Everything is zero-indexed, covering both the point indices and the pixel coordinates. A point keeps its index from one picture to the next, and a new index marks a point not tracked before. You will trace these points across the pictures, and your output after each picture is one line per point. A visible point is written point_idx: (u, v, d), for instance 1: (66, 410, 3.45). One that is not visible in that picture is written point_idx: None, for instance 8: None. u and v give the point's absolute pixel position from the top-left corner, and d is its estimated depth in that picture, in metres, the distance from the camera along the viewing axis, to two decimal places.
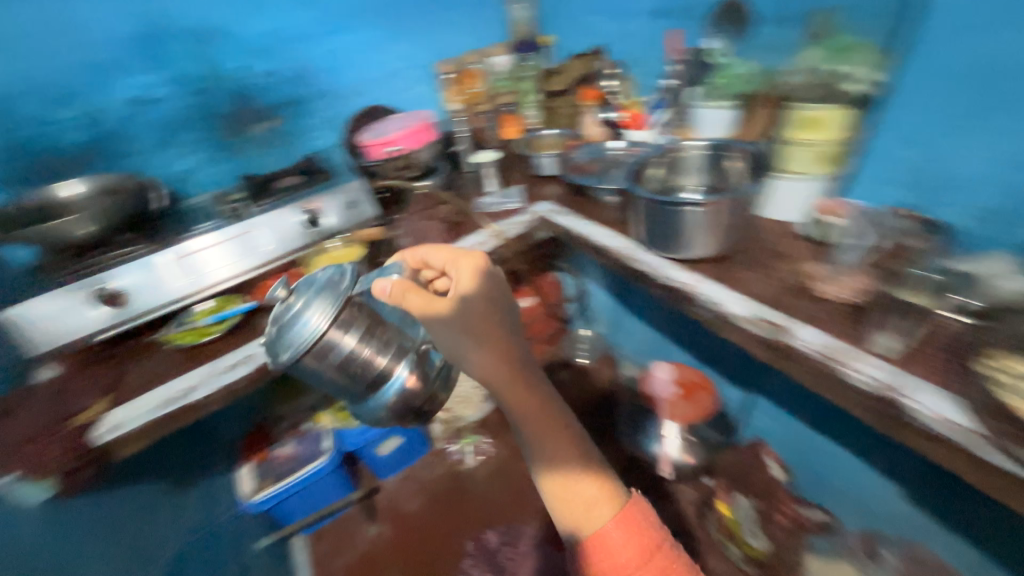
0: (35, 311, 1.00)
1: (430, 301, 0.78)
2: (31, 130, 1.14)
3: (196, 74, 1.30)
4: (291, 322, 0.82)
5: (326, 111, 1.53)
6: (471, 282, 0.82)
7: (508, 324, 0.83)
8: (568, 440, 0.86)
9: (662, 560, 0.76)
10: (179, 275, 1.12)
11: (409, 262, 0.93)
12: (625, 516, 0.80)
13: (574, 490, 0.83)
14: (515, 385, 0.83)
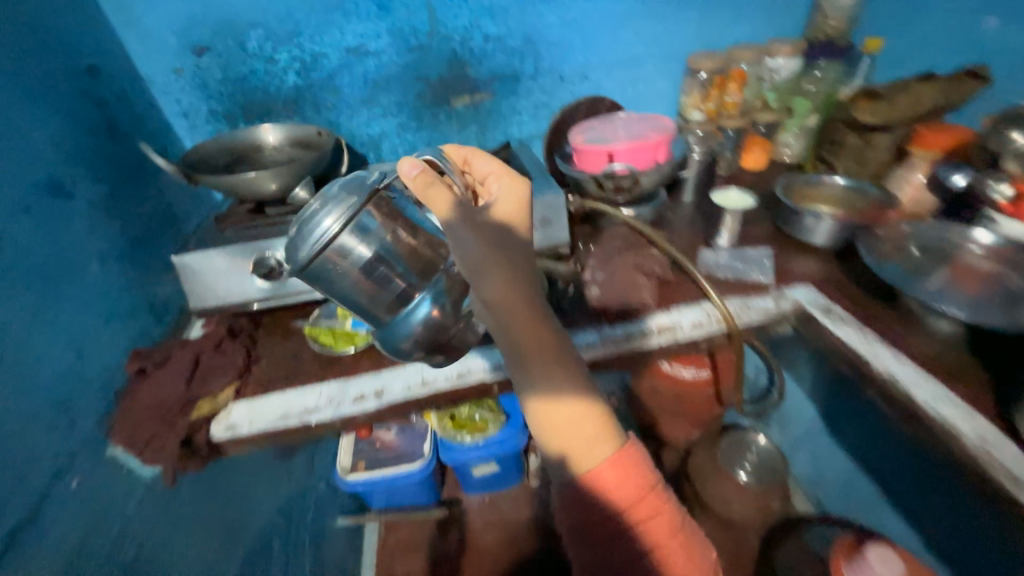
0: (201, 266, 0.91)
1: (441, 198, 0.62)
2: (250, 67, 1.06)
3: (418, 29, 1.10)
4: (308, 223, 0.66)
5: (540, 96, 1.26)
6: (512, 208, 0.65)
7: (523, 243, 0.64)
8: (557, 344, 0.62)
9: (658, 509, 0.60)
10: None
11: (449, 154, 0.76)
12: (622, 465, 0.60)
13: (542, 338, 0.61)
14: (512, 300, 0.60)
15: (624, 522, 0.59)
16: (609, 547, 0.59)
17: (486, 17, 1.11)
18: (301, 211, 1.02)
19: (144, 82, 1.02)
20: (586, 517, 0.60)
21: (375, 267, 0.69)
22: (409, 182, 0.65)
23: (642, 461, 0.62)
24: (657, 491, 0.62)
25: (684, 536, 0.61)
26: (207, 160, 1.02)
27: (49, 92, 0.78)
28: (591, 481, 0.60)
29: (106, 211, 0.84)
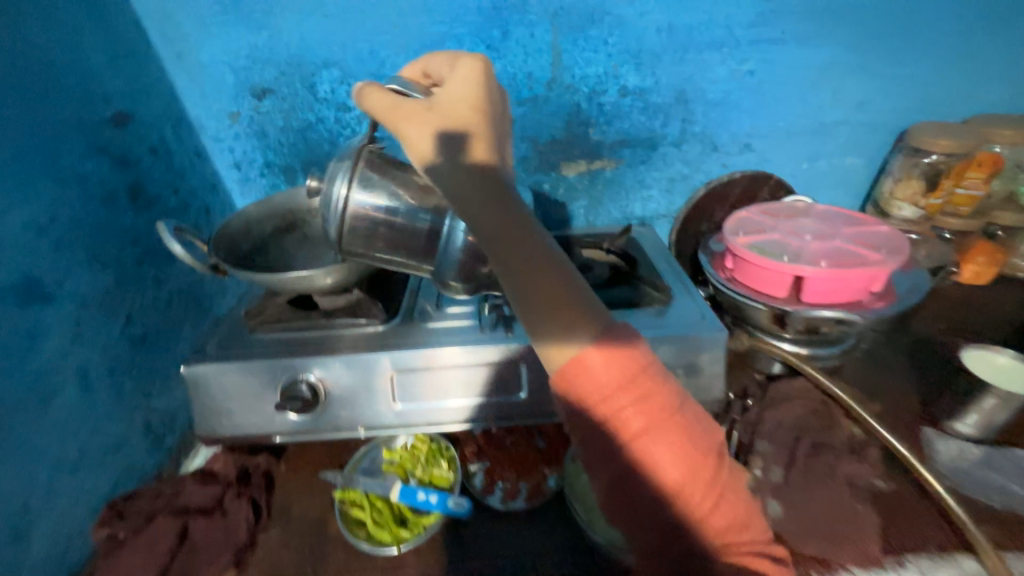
0: (215, 383, 0.68)
1: (417, 132, 0.51)
2: (317, 115, 0.83)
3: (536, 78, 0.82)
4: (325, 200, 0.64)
5: (680, 167, 0.94)
6: (465, 87, 0.49)
7: (505, 131, 0.52)
8: (538, 245, 0.44)
9: (654, 395, 0.40)
10: (398, 395, 0.69)
11: (406, 77, 0.60)
12: (603, 338, 0.41)
13: (520, 262, 0.44)
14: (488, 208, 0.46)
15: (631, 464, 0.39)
16: (610, 458, 0.40)
17: (630, 65, 0.81)
18: (354, 310, 0.76)
19: (192, 128, 0.82)
20: (591, 443, 0.41)
21: (395, 214, 0.63)
22: (378, 117, 0.54)
23: (621, 335, 0.41)
24: (679, 415, 0.40)
25: (704, 445, 0.40)
26: (252, 231, 0.81)
27: (46, 155, 0.57)
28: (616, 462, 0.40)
29: (105, 309, 0.63)
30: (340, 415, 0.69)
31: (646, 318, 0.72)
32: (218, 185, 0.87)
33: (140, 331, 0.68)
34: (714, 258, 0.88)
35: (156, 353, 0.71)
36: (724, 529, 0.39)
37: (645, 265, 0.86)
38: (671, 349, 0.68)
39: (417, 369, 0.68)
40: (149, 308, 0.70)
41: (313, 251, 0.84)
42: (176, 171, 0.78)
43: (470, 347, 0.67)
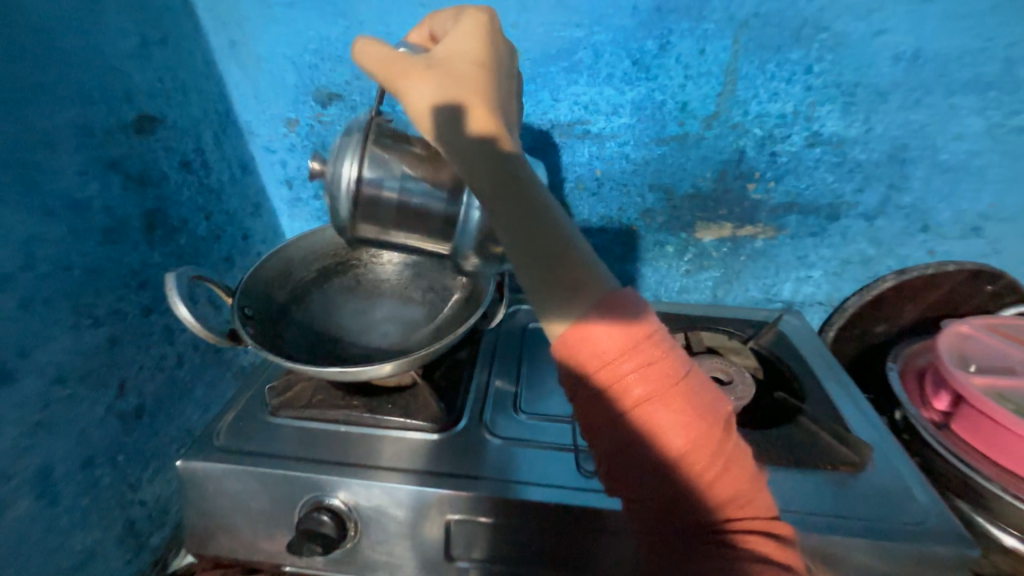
0: (216, 486, 0.51)
1: (419, 92, 0.36)
2: None
3: (692, 111, 0.60)
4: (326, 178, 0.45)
5: (864, 247, 0.68)
6: (468, 32, 0.38)
7: (514, 99, 0.41)
8: (540, 207, 0.34)
9: (660, 358, 0.32)
10: (450, 546, 0.49)
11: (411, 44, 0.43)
12: (614, 302, 0.32)
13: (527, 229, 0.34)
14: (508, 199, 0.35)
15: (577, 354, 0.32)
16: (603, 431, 0.33)
17: (833, 104, 0.58)
18: (405, 402, 0.57)
19: (241, 134, 0.66)
20: (588, 411, 0.33)
21: (409, 198, 0.44)
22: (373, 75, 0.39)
23: (632, 302, 0.32)
24: (689, 384, 0.32)
25: (708, 414, 0.32)
26: (291, 274, 0.64)
27: (32, 174, 0.41)
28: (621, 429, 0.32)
29: (91, 381, 0.47)
30: (366, 560, 0.50)
31: (827, 492, 0.48)
32: (263, 205, 0.71)
33: (135, 404, 0.52)
34: (908, 382, 0.62)
35: (153, 429, 0.54)
36: (745, 521, 0.32)
37: (807, 385, 0.61)
38: (873, 560, 0.44)
39: (483, 520, 0.48)
40: (152, 370, 0.54)
41: (362, 306, 0.66)
42: (212, 188, 0.61)
43: (564, 505, 0.47)
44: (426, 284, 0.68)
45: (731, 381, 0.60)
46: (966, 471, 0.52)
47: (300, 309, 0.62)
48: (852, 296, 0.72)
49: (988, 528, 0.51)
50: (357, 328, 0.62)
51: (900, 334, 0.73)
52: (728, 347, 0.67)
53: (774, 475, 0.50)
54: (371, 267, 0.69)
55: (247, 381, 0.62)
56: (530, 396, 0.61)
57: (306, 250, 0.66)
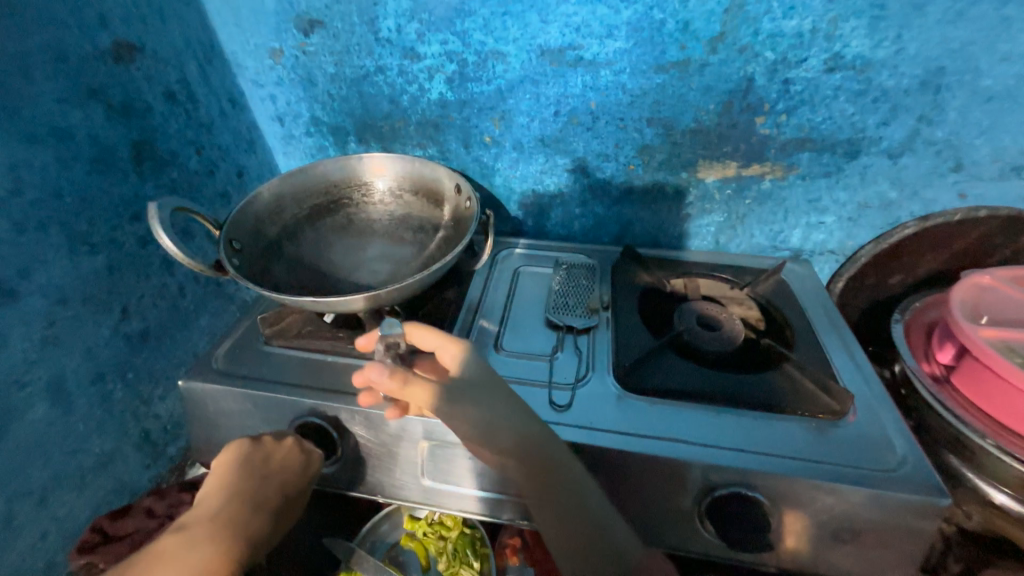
0: (216, 405, 0.55)
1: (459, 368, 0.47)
2: (378, 62, 0.63)
3: (694, 33, 0.54)
4: (349, 186, 0.69)
5: (885, 189, 0.62)
6: (463, 221, 0.62)
7: (437, 277, 0.56)
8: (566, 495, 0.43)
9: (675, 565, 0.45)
10: (427, 470, 0.52)
11: (447, 205, 0.66)
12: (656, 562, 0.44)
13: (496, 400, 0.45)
14: (484, 397, 0.45)
15: (546, 448, 0.43)
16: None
17: (858, 20, 0.51)
18: None
19: (227, 66, 0.65)
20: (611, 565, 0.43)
21: (379, 255, 0.64)
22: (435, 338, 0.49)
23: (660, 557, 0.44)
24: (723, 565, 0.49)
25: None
26: (282, 211, 0.64)
27: (11, 99, 0.43)
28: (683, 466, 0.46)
29: (92, 303, 0.51)
30: (355, 476, 0.55)
31: (800, 438, 0.48)
32: (256, 143, 0.71)
33: (139, 328, 0.56)
34: (913, 336, 0.60)
35: (159, 351, 0.59)
36: None
37: (801, 334, 0.59)
38: (833, 500, 0.44)
39: (455, 447, 0.50)
40: (153, 298, 0.57)
41: (353, 244, 0.66)
42: (200, 123, 0.62)
43: None
44: (417, 223, 0.67)
45: (720, 327, 0.59)
46: (958, 424, 0.50)
47: (289, 246, 0.63)
48: (868, 245, 0.67)
49: (980, 484, 0.49)
50: (346, 264, 0.63)
51: (918, 287, 0.68)
52: (730, 296, 0.65)
53: (743, 419, 0.50)
54: (364, 207, 0.69)
55: (247, 313, 0.66)
56: (513, 335, 0.61)
57: (296, 187, 0.66)
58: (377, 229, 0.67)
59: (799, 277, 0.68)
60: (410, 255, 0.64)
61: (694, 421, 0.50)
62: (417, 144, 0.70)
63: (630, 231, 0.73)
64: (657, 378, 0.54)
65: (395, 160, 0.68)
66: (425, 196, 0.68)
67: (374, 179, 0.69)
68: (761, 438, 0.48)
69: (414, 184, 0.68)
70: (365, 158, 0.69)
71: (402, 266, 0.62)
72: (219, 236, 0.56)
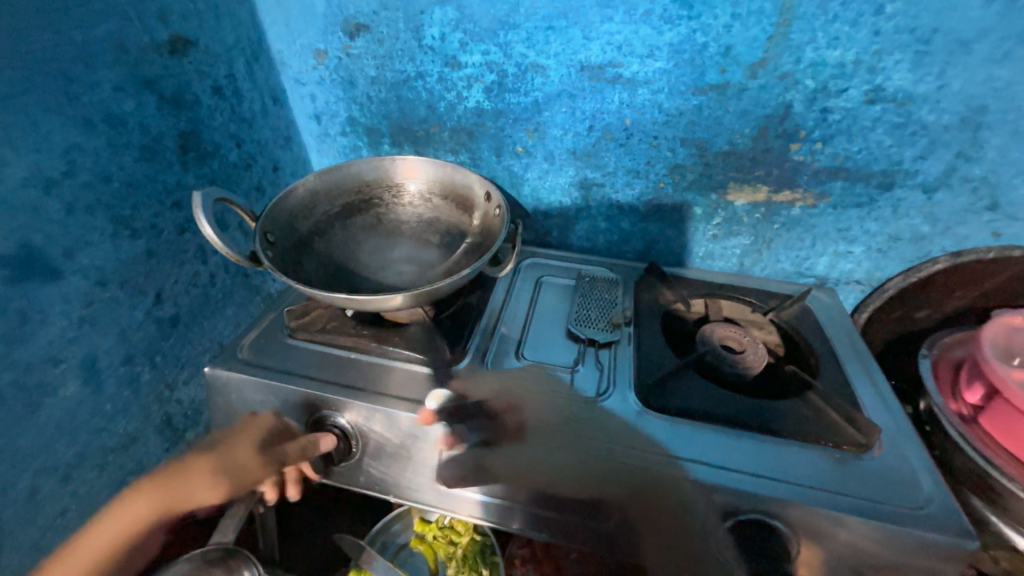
0: (239, 394, 0.56)
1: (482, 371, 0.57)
2: (419, 68, 0.64)
3: (736, 57, 0.54)
4: (381, 187, 0.70)
5: (917, 223, 0.61)
6: (493, 230, 0.63)
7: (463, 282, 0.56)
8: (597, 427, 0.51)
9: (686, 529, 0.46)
10: (443, 474, 0.52)
11: (477, 211, 0.66)
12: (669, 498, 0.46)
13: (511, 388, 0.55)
14: (512, 382, 0.55)
15: (569, 410, 0.52)
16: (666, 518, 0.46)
17: (902, 53, 0.51)
18: (411, 337, 0.60)
19: (272, 64, 0.67)
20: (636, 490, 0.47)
21: (406, 257, 0.65)
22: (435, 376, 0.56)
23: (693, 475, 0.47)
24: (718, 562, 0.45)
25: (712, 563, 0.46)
26: (314, 207, 0.65)
27: (73, 85, 0.44)
28: (675, 484, 0.46)
29: (129, 287, 0.52)
30: (368, 473, 0.55)
31: (823, 467, 0.47)
32: (292, 139, 0.73)
33: (170, 313, 0.57)
34: (942, 373, 0.59)
35: (186, 338, 0.60)
36: None
37: (825, 362, 0.58)
38: (854, 535, 0.43)
39: (469, 453, 0.50)
40: (185, 285, 0.59)
41: (381, 244, 0.67)
42: (243, 117, 0.64)
43: (552, 447, 0.49)
44: (446, 227, 0.68)
45: (743, 351, 0.58)
46: (981, 463, 0.49)
47: (319, 242, 0.64)
48: (896, 277, 0.66)
49: (1003, 528, 0.49)
50: (374, 262, 0.64)
51: (945, 323, 0.67)
52: (749, 319, 0.65)
53: (765, 445, 0.49)
54: (393, 208, 0.70)
55: (273, 306, 0.67)
56: (534, 345, 0.61)
57: (329, 185, 0.67)
58: (406, 230, 0.68)
59: (825, 305, 0.67)
60: (438, 258, 0.64)
61: (713, 443, 0.49)
62: (449, 150, 0.71)
63: (654, 249, 0.73)
64: (678, 398, 0.53)
65: (428, 163, 0.69)
66: (455, 201, 0.68)
67: (406, 181, 0.70)
68: (781, 467, 0.47)
69: (444, 187, 0.69)
70: (399, 161, 0.70)
71: (429, 269, 0.63)
72: (255, 229, 0.57)
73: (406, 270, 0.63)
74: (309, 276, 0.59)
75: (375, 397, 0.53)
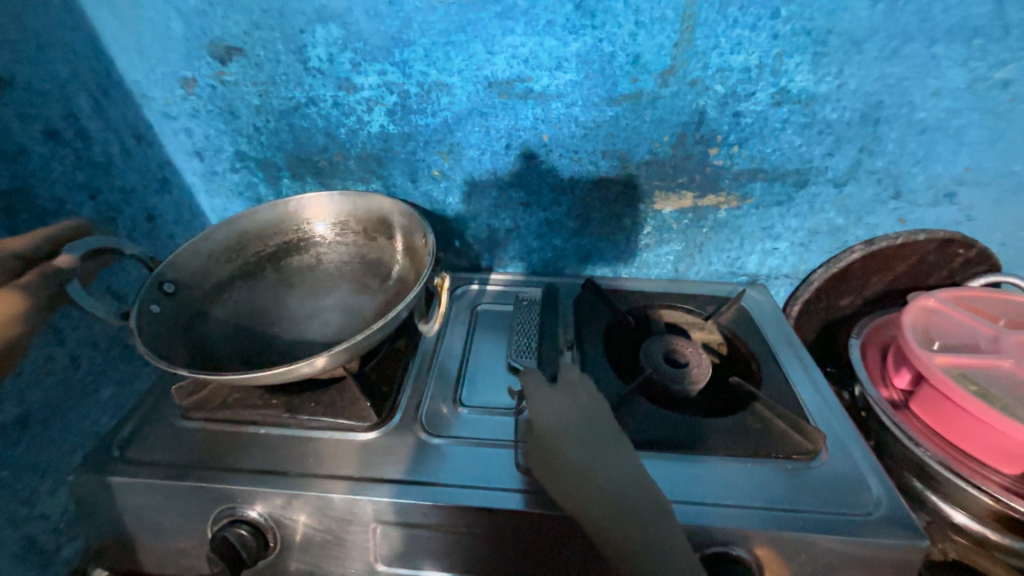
0: (117, 500, 0.46)
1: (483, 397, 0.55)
2: (309, 93, 0.57)
3: (646, 66, 0.53)
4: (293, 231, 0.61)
5: (832, 216, 0.63)
6: (419, 266, 0.57)
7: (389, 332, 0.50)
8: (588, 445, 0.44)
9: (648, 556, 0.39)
10: (381, 555, 0.45)
11: (403, 247, 0.60)
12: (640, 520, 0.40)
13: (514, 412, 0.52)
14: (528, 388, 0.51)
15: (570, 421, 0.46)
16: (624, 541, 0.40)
17: (801, 55, 0.51)
18: (331, 400, 0.52)
19: (129, 97, 0.57)
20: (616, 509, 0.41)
21: (332, 307, 0.58)
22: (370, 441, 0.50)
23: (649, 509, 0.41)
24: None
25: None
26: (213, 267, 0.56)
27: None
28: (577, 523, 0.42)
29: None
30: (292, 567, 0.46)
31: (776, 483, 0.46)
32: (170, 181, 0.63)
33: (16, 414, 0.46)
34: (870, 359, 0.61)
35: (45, 438, 0.49)
36: None
37: (765, 366, 0.58)
38: (817, 555, 0.41)
39: (408, 527, 0.44)
40: (35, 375, 0.48)
41: (300, 296, 0.58)
42: (96, 163, 0.53)
43: (498, 509, 0.43)
44: (373, 267, 0.61)
45: (687, 364, 0.57)
46: (912, 445, 0.50)
47: (220, 306, 0.55)
48: (820, 268, 0.68)
49: (944, 508, 0.49)
50: (291, 320, 0.56)
51: (866, 307, 0.70)
52: (690, 322, 0.65)
53: (718, 467, 0.47)
54: (307, 253, 0.61)
55: (163, 379, 0.57)
56: (472, 387, 0.56)
57: (231, 236, 0.57)
58: (329, 277, 0.60)
59: (761, 304, 0.68)
60: (372, 305, 0.57)
61: (668, 473, 0.47)
62: (359, 179, 0.64)
63: (590, 263, 0.71)
64: (627, 427, 0.50)
65: (341, 196, 0.61)
66: (378, 236, 0.61)
67: (316, 221, 0.61)
68: (736, 489, 0.45)
69: (363, 221, 0.61)
70: (312, 197, 0.61)
71: (353, 319, 0.56)
72: (135, 302, 0.47)
73: (328, 323, 0.56)
74: (210, 347, 0.50)
75: (290, 480, 0.46)
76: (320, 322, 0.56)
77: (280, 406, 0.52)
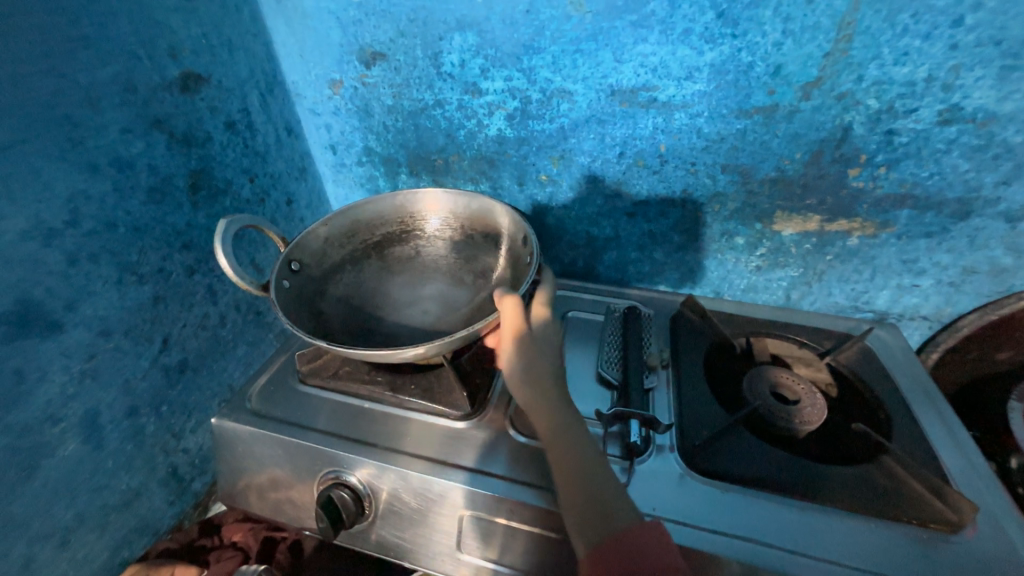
0: (245, 446, 0.53)
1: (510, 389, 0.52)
2: (437, 95, 0.61)
3: (787, 77, 0.49)
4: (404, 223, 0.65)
5: (998, 255, 0.54)
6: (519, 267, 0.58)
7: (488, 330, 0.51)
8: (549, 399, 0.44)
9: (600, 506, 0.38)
10: (464, 544, 0.46)
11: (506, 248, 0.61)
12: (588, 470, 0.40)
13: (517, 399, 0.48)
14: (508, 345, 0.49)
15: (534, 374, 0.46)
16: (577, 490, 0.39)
17: (985, 69, 0.44)
18: (428, 385, 0.55)
19: (287, 95, 0.65)
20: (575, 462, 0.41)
21: (432, 296, 0.61)
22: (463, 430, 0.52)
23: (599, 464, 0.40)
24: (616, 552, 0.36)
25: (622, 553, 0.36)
26: (337, 251, 0.61)
27: (79, 132, 0.42)
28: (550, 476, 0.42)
29: (135, 335, 0.49)
30: (381, 535, 0.49)
31: (907, 552, 0.40)
32: (307, 170, 0.71)
33: (177, 359, 0.54)
34: None
35: (195, 383, 0.57)
36: None
37: (897, 418, 0.51)
38: None
39: (495, 521, 0.45)
40: (194, 328, 0.56)
41: (405, 283, 0.62)
42: (256, 151, 0.61)
43: None
44: (469, 263, 0.63)
45: (799, 402, 0.51)
46: None
47: (337, 284, 0.60)
48: (971, 314, 0.59)
49: None
50: (399, 305, 0.60)
51: None
52: (797, 356, 0.59)
53: (836, 522, 0.42)
54: (419, 246, 0.65)
55: (285, 346, 0.64)
56: None
57: (352, 224, 0.63)
58: (432, 269, 0.64)
59: (892, 345, 0.60)
60: (468, 299, 0.59)
61: (772, 518, 0.43)
62: (469, 179, 0.68)
63: (691, 280, 0.67)
64: (725, 461, 0.47)
65: (453, 193, 0.64)
66: (477, 234, 0.63)
67: (428, 216, 0.65)
68: (857, 552, 0.40)
69: (469, 219, 0.64)
70: (425, 194, 0.65)
71: (451, 310, 0.59)
72: (272, 277, 0.54)
73: (431, 312, 0.59)
74: (330, 322, 0.56)
75: (389, 455, 0.49)
76: (424, 310, 0.59)
77: (382, 384, 0.55)
